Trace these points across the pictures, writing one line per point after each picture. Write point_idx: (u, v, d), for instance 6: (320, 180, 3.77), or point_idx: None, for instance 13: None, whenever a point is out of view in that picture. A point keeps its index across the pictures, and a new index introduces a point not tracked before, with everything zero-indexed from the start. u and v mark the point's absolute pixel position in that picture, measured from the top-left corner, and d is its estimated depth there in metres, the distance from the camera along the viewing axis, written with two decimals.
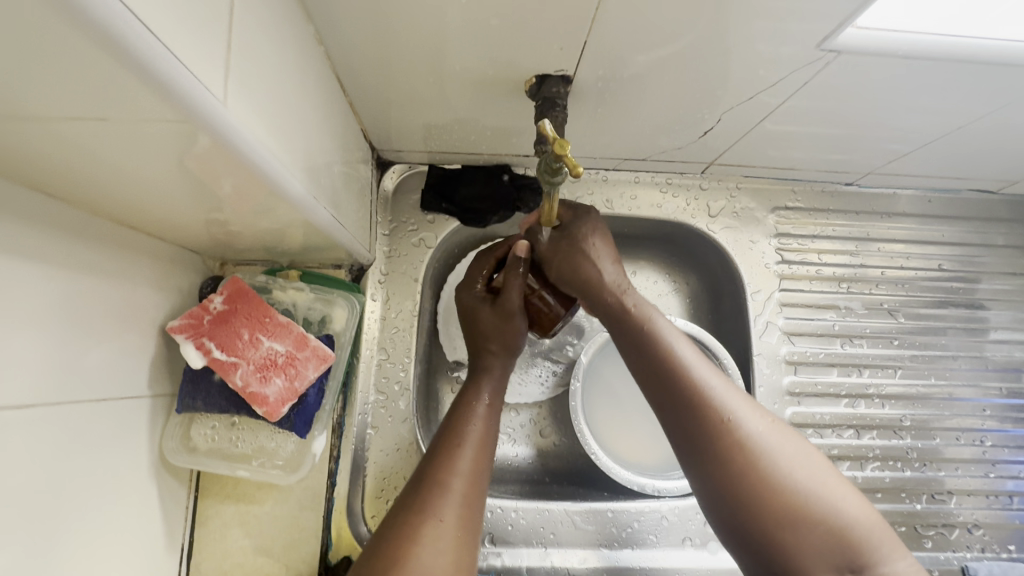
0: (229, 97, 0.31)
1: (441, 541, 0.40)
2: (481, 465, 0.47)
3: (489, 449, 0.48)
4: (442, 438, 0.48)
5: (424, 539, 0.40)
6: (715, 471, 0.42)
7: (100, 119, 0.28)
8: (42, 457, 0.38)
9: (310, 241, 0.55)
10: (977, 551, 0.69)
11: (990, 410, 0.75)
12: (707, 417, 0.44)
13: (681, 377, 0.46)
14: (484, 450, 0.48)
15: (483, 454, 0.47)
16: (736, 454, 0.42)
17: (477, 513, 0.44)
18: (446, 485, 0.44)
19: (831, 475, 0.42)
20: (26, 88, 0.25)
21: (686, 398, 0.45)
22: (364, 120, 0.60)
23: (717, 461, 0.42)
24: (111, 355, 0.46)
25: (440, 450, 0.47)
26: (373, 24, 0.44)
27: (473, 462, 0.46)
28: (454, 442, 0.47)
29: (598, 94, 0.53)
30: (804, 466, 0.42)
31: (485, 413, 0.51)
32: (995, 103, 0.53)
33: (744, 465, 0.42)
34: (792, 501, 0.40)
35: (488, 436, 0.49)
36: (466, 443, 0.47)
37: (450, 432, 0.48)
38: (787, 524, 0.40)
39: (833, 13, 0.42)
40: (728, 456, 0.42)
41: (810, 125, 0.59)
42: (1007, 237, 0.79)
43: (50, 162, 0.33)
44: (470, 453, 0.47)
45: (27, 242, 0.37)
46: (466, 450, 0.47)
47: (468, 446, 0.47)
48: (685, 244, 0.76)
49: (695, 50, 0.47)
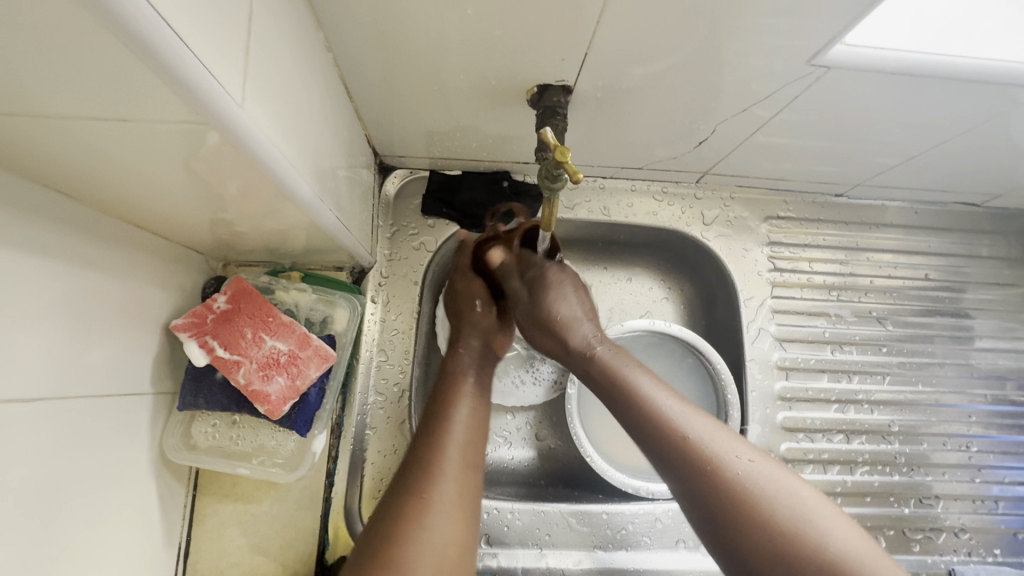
0: (246, 100, 0.33)
1: (437, 517, 0.45)
2: (475, 437, 0.52)
3: (482, 422, 0.54)
4: (436, 413, 0.53)
5: (422, 516, 0.44)
6: (733, 536, 0.43)
7: (123, 121, 0.29)
8: (45, 449, 0.39)
9: (313, 243, 0.56)
10: (963, 554, 0.71)
11: (976, 416, 0.77)
12: (693, 450, 0.47)
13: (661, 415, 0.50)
14: (477, 426, 0.53)
15: (475, 430, 0.52)
16: (747, 514, 0.43)
17: (476, 479, 0.49)
18: (440, 465, 0.48)
19: (814, 499, 0.44)
20: (58, 88, 0.26)
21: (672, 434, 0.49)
22: (368, 125, 0.61)
23: (734, 523, 0.43)
24: (114, 351, 0.46)
25: (434, 428, 0.51)
26: (381, 33, 0.46)
27: (464, 438, 0.51)
28: (445, 420, 0.52)
29: (598, 104, 0.55)
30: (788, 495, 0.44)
31: (473, 390, 0.56)
32: (977, 119, 0.55)
33: (758, 520, 0.42)
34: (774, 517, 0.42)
35: (478, 410, 0.54)
36: (456, 420, 0.52)
37: (443, 407, 0.53)
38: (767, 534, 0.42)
39: (822, 30, 0.44)
40: (734, 494, 0.44)
41: (801, 138, 0.61)
42: (991, 248, 0.81)
43: (67, 159, 0.34)
44: (462, 429, 0.51)
45: (37, 237, 0.38)
46: (456, 426, 0.51)
47: (459, 422, 0.52)
48: (680, 252, 0.78)
49: (691, 63, 0.49)
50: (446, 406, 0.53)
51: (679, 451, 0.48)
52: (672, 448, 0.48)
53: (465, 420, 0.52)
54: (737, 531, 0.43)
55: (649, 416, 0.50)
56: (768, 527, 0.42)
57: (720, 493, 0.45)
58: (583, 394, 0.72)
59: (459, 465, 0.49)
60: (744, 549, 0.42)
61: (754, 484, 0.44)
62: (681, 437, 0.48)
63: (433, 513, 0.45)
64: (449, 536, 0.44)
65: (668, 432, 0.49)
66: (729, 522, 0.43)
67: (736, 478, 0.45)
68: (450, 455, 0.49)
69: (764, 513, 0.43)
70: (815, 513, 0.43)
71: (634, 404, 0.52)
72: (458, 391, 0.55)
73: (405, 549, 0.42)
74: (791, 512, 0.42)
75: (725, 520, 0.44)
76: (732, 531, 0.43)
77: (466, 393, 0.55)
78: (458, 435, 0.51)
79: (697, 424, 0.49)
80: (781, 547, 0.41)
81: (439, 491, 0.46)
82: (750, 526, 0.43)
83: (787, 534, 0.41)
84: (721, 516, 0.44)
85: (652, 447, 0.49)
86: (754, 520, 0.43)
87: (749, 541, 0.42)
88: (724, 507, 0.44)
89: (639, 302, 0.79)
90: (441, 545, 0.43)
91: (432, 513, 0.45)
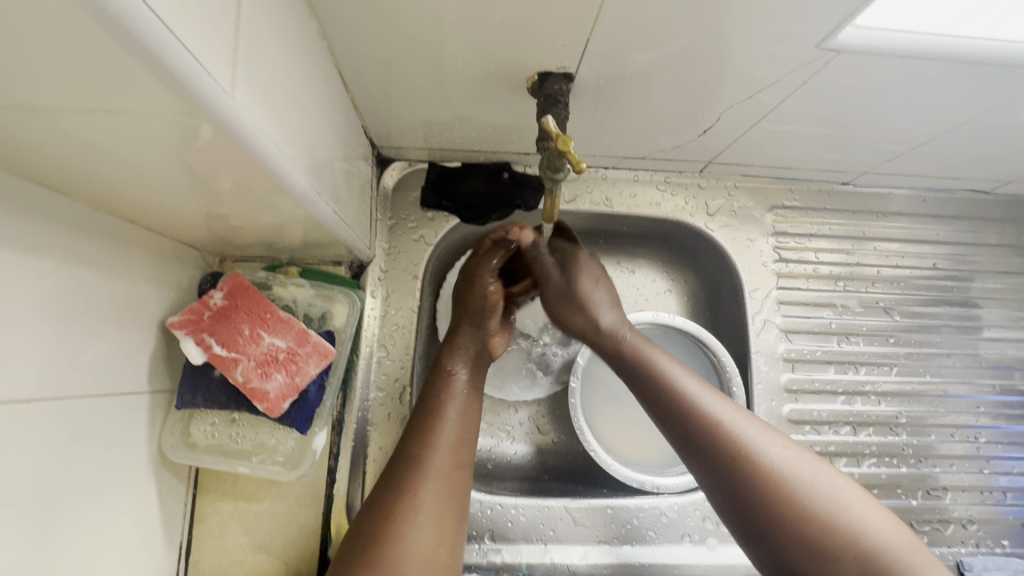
0: (237, 90, 0.31)
1: (425, 513, 0.44)
2: (465, 431, 0.51)
3: (473, 418, 0.53)
4: (426, 408, 0.52)
5: (409, 514, 0.44)
6: (772, 533, 0.42)
7: (109, 113, 0.28)
8: (39, 452, 0.38)
9: (310, 237, 0.55)
10: (971, 546, 0.70)
11: (984, 407, 0.76)
12: (725, 446, 0.46)
13: (689, 410, 0.49)
14: (468, 421, 0.52)
15: (465, 427, 0.51)
16: (787, 508, 0.42)
17: (463, 476, 0.49)
18: (428, 463, 0.47)
19: (850, 492, 0.44)
20: (38, 80, 0.25)
21: (702, 429, 0.48)
22: (365, 116, 0.59)
23: (768, 515, 0.43)
24: (108, 351, 0.45)
25: (422, 422, 0.50)
26: (376, 19, 0.44)
27: (454, 434, 0.50)
28: (434, 415, 0.51)
29: (600, 91, 0.54)
30: (826, 489, 0.43)
31: (464, 387, 0.54)
32: (989, 103, 0.54)
33: (793, 512, 0.42)
34: (811, 511, 0.42)
35: (467, 406, 0.53)
36: (446, 416, 0.51)
37: (433, 402, 0.52)
38: (804, 526, 0.41)
39: (832, 13, 0.42)
40: (767, 490, 0.44)
41: (807, 125, 0.59)
42: (1000, 237, 0.80)
43: (53, 153, 0.33)
44: (452, 424, 0.50)
45: (26, 233, 0.37)
46: (445, 422, 0.50)
47: (448, 417, 0.51)
48: (683, 243, 0.77)
49: (697, 48, 0.47)
50: (435, 402, 0.52)
51: (716, 446, 0.47)
52: (707, 441, 0.47)
53: (454, 416, 0.51)
54: (775, 525, 0.42)
55: (680, 406, 0.50)
56: (804, 521, 0.42)
57: (753, 486, 0.44)
58: (585, 387, 0.71)
59: (447, 460, 0.48)
60: (788, 547, 0.42)
61: (789, 477, 0.44)
62: (712, 431, 0.47)
63: (422, 510, 0.44)
64: (438, 534, 0.44)
65: (704, 426, 0.48)
66: (763, 516, 0.43)
67: (775, 473, 0.44)
68: (439, 453, 0.48)
69: (802, 507, 0.42)
70: (854, 504, 0.43)
71: (668, 398, 0.51)
72: (449, 388, 0.53)
73: (392, 548, 0.41)
74: (828, 504, 0.42)
75: (760, 514, 0.43)
76: (767, 526, 0.43)
77: (456, 390, 0.54)
78: (447, 431, 0.50)
79: (733, 418, 0.48)
80: (819, 539, 0.41)
81: (427, 487, 0.45)
82: (788, 522, 0.42)
83: (825, 527, 0.41)
84: (758, 512, 0.43)
85: (685, 441, 0.49)
86: (793, 515, 0.42)
87: (788, 536, 0.42)
88: (757, 501, 0.43)
89: (641, 294, 0.78)
90: (432, 540, 0.43)
91: (421, 511, 0.44)
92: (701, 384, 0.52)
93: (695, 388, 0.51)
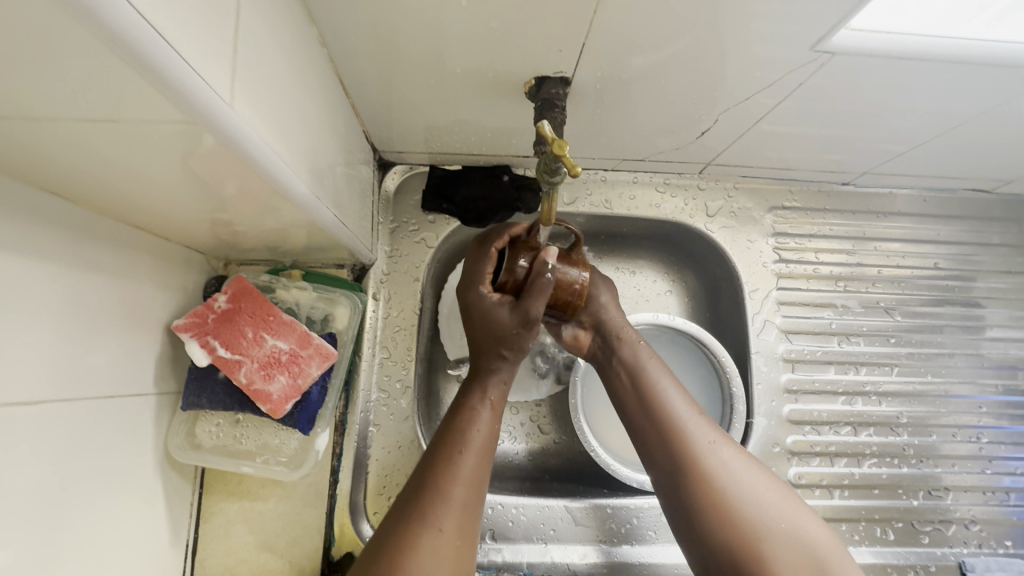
0: (236, 99, 0.32)
1: (444, 553, 0.43)
2: (484, 465, 0.49)
3: (490, 455, 0.50)
4: (450, 444, 0.49)
5: (428, 552, 0.43)
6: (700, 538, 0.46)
7: (111, 121, 0.29)
8: (48, 453, 0.39)
9: (313, 241, 0.56)
10: (974, 546, 0.70)
11: (987, 407, 0.76)
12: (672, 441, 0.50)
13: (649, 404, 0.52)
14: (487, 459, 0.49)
15: (484, 466, 0.49)
16: (738, 535, 0.45)
17: (477, 510, 0.47)
18: (449, 498, 0.45)
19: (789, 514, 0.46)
20: (44, 91, 0.26)
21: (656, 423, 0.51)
22: (365, 121, 0.60)
23: (695, 507, 0.47)
24: (115, 354, 0.46)
25: (444, 457, 0.48)
26: (375, 28, 0.45)
27: (475, 470, 0.48)
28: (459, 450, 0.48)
29: (597, 95, 0.54)
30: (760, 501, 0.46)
31: (490, 420, 0.51)
32: (985, 103, 0.54)
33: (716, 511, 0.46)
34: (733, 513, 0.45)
35: (489, 440, 0.51)
36: (471, 450, 0.49)
37: (456, 437, 0.49)
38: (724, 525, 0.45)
39: (826, 16, 0.43)
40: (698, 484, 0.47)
41: (805, 126, 0.60)
42: (1002, 236, 0.79)
43: (58, 162, 0.34)
44: (473, 459, 0.48)
45: (35, 239, 0.38)
46: (468, 457, 0.48)
47: (474, 454, 0.48)
48: (684, 244, 0.77)
49: (692, 52, 0.48)
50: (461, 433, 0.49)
51: (686, 473, 0.48)
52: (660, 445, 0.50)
53: (477, 452, 0.49)
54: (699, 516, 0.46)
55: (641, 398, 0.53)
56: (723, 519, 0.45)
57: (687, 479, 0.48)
58: (587, 388, 0.71)
59: (467, 496, 0.46)
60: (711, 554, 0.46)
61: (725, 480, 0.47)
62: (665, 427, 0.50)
63: (441, 548, 0.43)
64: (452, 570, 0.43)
65: (680, 452, 0.49)
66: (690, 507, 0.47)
67: (730, 496, 0.46)
68: (461, 491, 0.46)
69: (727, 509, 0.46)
70: (797, 530, 0.45)
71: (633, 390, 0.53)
72: (475, 421, 0.50)
73: None
74: (755, 514, 0.45)
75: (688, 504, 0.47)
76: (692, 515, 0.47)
77: (483, 425, 0.50)
78: (469, 468, 0.48)
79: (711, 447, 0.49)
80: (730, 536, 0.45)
81: (447, 527, 0.44)
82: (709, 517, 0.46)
83: (743, 532, 0.45)
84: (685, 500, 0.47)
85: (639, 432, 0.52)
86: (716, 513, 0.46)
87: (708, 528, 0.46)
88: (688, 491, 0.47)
89: (642, 295, 0.78)
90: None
91: (439, 549, 0.43)
92: (689, 405, 0.52)
93: (681, 410, 0.51)
